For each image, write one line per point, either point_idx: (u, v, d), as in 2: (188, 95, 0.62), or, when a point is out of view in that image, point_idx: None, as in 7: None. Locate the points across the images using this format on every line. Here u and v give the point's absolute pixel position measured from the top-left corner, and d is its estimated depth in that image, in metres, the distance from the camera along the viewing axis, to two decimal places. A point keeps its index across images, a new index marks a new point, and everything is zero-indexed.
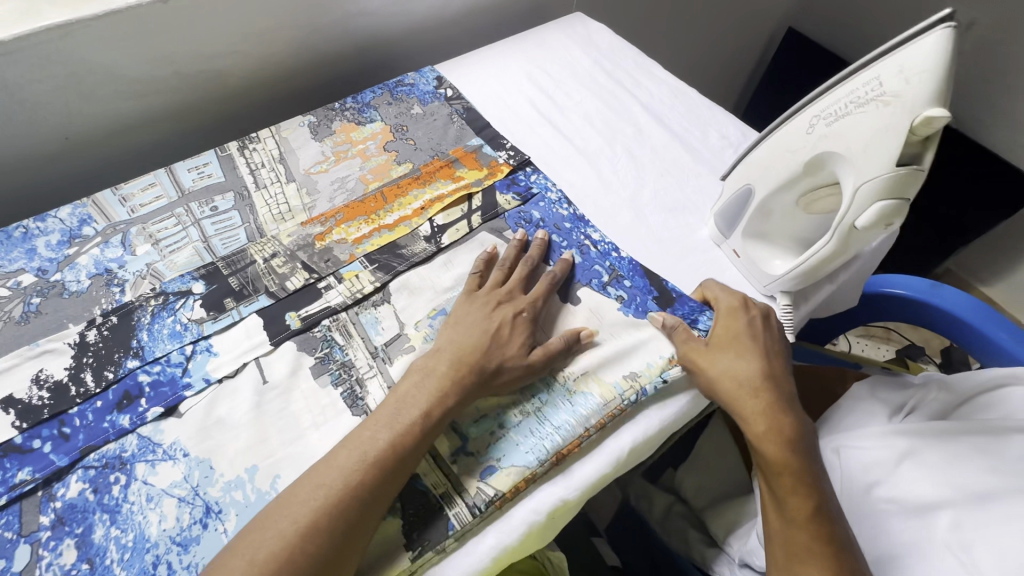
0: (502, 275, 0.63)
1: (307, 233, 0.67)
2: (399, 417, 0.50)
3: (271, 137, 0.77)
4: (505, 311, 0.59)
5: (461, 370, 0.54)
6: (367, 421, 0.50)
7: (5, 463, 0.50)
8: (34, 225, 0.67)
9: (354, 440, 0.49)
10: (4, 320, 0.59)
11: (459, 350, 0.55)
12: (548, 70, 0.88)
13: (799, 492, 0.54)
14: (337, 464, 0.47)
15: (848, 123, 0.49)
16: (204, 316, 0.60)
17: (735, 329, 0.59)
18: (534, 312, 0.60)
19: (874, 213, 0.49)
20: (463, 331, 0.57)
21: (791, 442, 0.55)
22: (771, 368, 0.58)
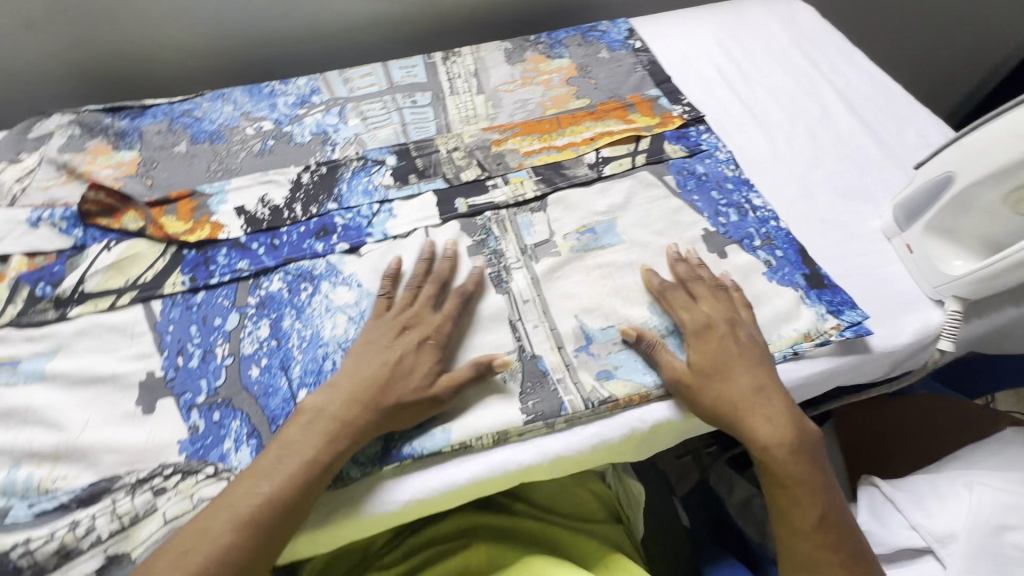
0: (412, 295, 0.58)
1: (486, 138, 0.75)
2: (277, 469, 0.48)
3: (470, 54, 0.85)
4: (406, 339, 0.55)
5: (381, 382, 0.52)
6: (246, 471, 0.48)
7: (233, 253, 0.64)
8: (279, 87, 0.81)
9: (288, 443, 0.49)
10: (248, 152, 0.74)
11: (358, 382, 0.52)
12: (741, 40, 0.87)
13: (801, 504, 0.52)
14: (272, 470, 0.48)
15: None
16: (392, 184, 0.69)
17: (716, 347, 0.55)
18: (439, 342, 0.55)
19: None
20: (370, 356, 0.54)
21: (797, 452, 0.52)
22: (761, 377, 0.54)
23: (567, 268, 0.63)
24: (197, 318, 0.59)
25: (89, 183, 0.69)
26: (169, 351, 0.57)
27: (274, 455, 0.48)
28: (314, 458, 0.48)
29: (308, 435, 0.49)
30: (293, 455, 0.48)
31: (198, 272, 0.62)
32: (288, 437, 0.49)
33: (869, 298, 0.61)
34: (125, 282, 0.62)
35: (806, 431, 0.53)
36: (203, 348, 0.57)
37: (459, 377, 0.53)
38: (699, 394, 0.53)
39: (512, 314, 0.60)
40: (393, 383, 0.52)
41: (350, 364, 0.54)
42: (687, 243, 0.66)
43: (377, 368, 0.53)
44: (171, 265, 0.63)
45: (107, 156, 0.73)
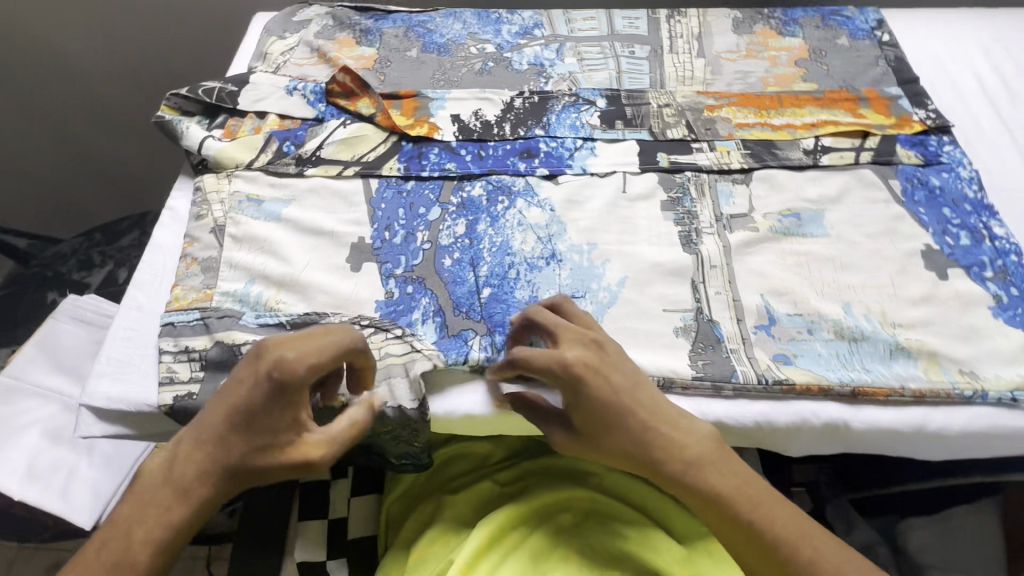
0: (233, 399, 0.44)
1: (700, 101, 0.73)
2: (124, 545, 0.42)
3: (696, 17, 0.83)
4: (238, 383, 0.44)
5: (203, 447, 0.44)
6: (94, 546, 0.43)
7: (443, 155, 0.69)
8: (506, 16, 0.85)
9: (118, 524, 0.43)
10: (470, 68, 0.78)
11: (211, 433, 0.44)
12: (1012, 55, 0.76)
13: (742, 531, 0.47)
14: (94, 560, 0.42)
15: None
16: (598, 125, 0.71)
17: (579, 400, 0.48)
18: (292, 396, 0.43)
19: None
20: (211, 404, 0.45)
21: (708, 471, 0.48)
22: (630, 425, 0.48)
23: (762, 245, 0.61)
24: (405, 203, 0.65)
25: (334, 68, 0.78)
26: (378, 225, 0.64)
27: (100, 540, 0.43)
28: (135, 544, 0.42)
29: (144, 510, 0.43)
30: (126, 531, 0.43)
31: (412, 163, 0.68)
32: (121, 515, 0.44)
33: None
34: (351, 157, 0.69)
35: (702, 434, 0.49)
36: (406, 230, 0.63)
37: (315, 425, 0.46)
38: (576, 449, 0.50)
39: (695, 275, 0.59)
40: (249, 433, 0.43)
41: (194, 420, 0.46)
42: (903, 254, 0.60)
43: (211, 427, 0.44)
44: (391, 152, 0.70)
45: (351, 48, 0.81)
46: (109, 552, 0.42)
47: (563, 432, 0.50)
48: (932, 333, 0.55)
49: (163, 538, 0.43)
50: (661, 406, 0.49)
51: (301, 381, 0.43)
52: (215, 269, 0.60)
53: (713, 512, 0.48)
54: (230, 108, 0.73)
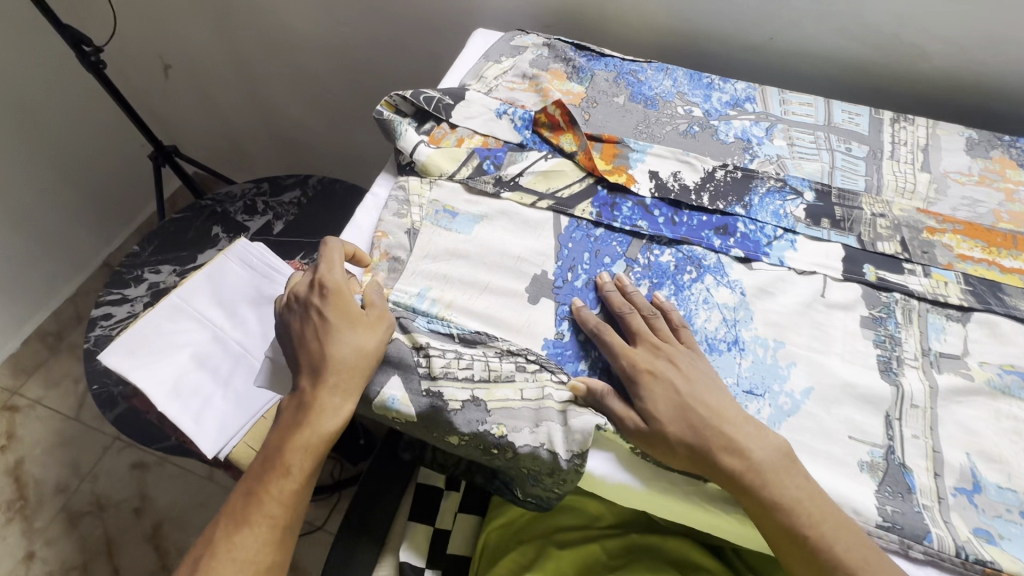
0: (310, 329, 0.58)
1: (919, 219, 0.68)
2: (279, 452, 0.55)
3: (925, 127, 0.78)
4: (309, 312, 0.58)
5: (315, 376, 0.56)
6: (257, 461, 0.56)
7: (635, 209, 0.69)
8: (717, 82, 0.84)
9: (272, 446, 0.56)
10: (674, 128, 0.78)
11: (314, 359, 0.56)
12: None
13: (794, 533, 0.48)
14: (260, 472, 0.55)
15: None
16: (803, 219, 0.67)
17: (653, 386, 0.53)
18: (337, 299, 0.58)
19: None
20: (307, 345, 0.57)
21: (758, 473, 0.49)
22: (696, 415, 0.51)
23: (973, 397, 0.55)
24: (591, 248, 0.65)
25: (543, 98, 0.80)
26: (562, 263, 0.64)
27: (261, 460, 0.56)
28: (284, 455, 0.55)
29: (286, 428, 0.56)
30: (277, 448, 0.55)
31: (604, 211, 0.68)
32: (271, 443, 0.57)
33: None
34: (546, 189, 0.70)
35: (771, 445, 0.50)
36: (588, 275, 0.63)
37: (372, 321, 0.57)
38: (651, 443, 0.51)
39: (891, 410, 0.54)
40: (330, 337, 0.56)
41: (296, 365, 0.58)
42: None
43: (312, 359, 0.56)
44: (585, 194, 0.70)
45: (561, 82, 0.83)
46: (269, 465, 0.55)
47: (635, 417, 0.52)
48: None
49: (313, 445, 0.55)
50: (723, 405, 0.52)
51: (342, 285, 0.59)
52: (401, 270, 0.64)
53: (768, 519, 0.49)
54: (442, 118, 0.77)
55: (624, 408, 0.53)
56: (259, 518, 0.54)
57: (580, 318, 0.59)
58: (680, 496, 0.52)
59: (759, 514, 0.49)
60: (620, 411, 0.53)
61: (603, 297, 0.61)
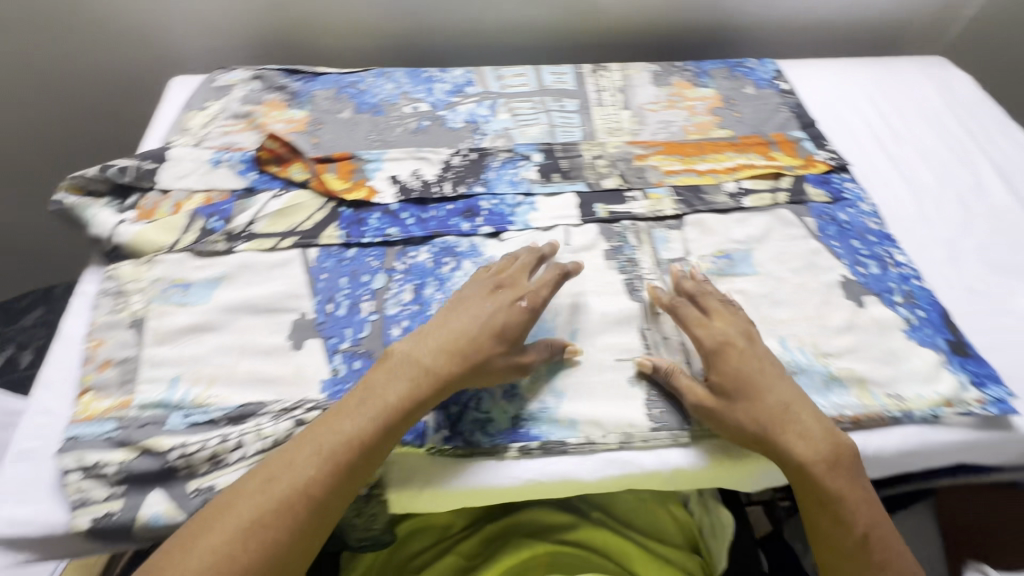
0: (491, 313, 0.55)
1: (629, 151, 0.77)
2: (369, 405, 0.49)
3: (618, 71, 0.88)
4: (497, 297, 0.56)
5: (473, 350, 0.52)
6: (336, 408, 0.50)
7: (384, 218, 0.68)
8: (436, 74, 0.86)
9: (370, 387, 0.50)
10: (404, 128, 0.78)
11: (456, 333, 0.53)
12: (892, 97, 0.87)
13: (842, 521, 0.49)
14: (352, 410, 0.49)
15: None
16: (537, 180, 0.72)
17: (732, 369, 0.53)
18: (534, 299, 0.56)
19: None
20: (466, 321, 0.54)
21: (832, 468, 0.50)
22: (796, 419, 0.52)
23: None
24: (347, 272, 0.63)
25: (263, 134, 0.75)
26: (321, 296, 0.61)
27: (359, 396, 0.50)
28: (386, 406, 0.49)
29: (396, 378, 0.51)
30: (375, 396, 0.50)
31: (352, 230, 0.67)
32: (375, 379, 0.51)
33: (1009, 385, 0.58)
34: (287, 227, 0.67)
35: (843, 442, 0.52)
36: (350, 299, 0.61)
37: (538, 357, 0.55)
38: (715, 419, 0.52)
39: (643, 322, 0.61)
40: (494, 335, 0.54)
41: (438, 323, 0.54)
42: (826, 285, 0.65)
43: (463, 333, 0.53)
44: (329, 219, 0.68)
45: (280, 111, 0.79)
46: (366, 405, 0.49)
47: (701, 394, 0.53)
48: (859, 359, 0.59)
49: (400, 413, 0.49)
50: (795, 395, 0.53)
51: (538, 303, 0.57)
52: (132, 372, 0.55)
53: (826, 513, 0.50)
54: (146, 187, 0.68)
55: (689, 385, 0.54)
56: (305, 472, 0.46)
57: (655, 295, 0.61)
58: (474, 483, 0.52)
59: (816, 506, 0.50)
60: (687, 387, 0.54)
61: (675, 284, 0.61)
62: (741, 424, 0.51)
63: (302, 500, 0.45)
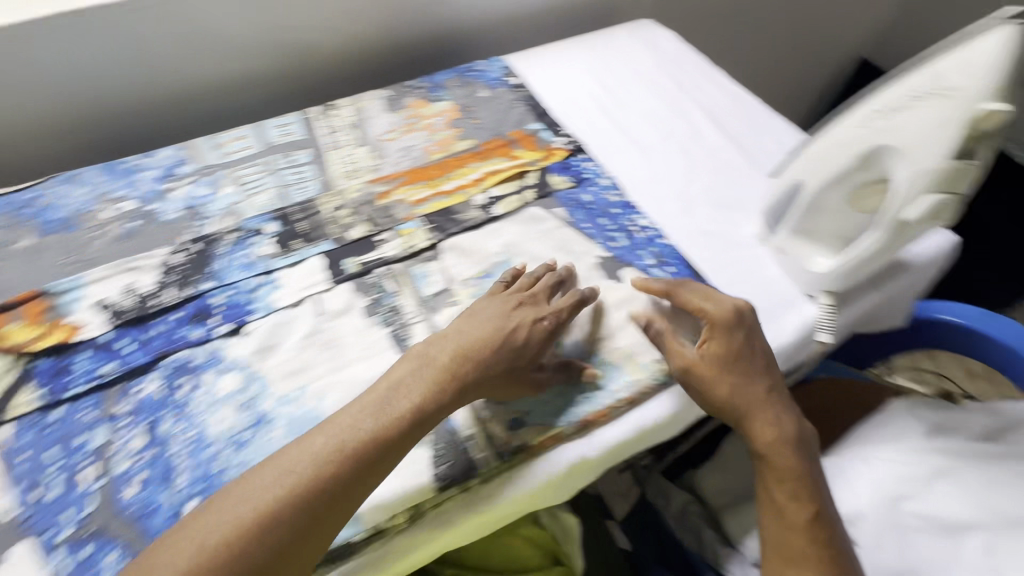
0: (525, 326, 0.55)
1: (372, 191, 0.73)
2: (388, 408, 0.48)
3: (349, 105, 0.84)
4: (524, 312, 0.56)
5: (494, 364, 0.52)
6: (352, 405, 0.49)
7: (95, 356, 0.57)
8: (139, 162, 0.75)
9: (389, 380, 0.50)
10: (107, 237, 0.67)
11: (475, 341, 0.53)
12: (612, 68, 0.92)
13: (798, 498, 0.54)
14: (370, 407, 0.48)
15: (931, 105, 0.49)
16: (275, 253, 0.66)
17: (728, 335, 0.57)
18: (557, 320, 0.57)
19: (925, 216, 0.52)
20: (487, 331, 0.54)
21: (796, 449, 0.56)
22: (776, 395, 0.57)
23: None
24: (56, 439, 0.52)
25: None
26: (25, 482, 0.50)
27: (383, 394, 0.49)
28: (404, 410, 0.48)
29: (417, 379, 0.50)
30: (401, 396, 0.49)
31: (53, 384, 0.55)
32: (398, 375, 0.50)
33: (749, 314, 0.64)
34: None
35: (805, 434, 0.58)
36: (65, 473, 0.51)
37: (551, 376, 0.57)
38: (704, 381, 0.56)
39: None
40: (515, 353, 0.54)
41: (461, 326, 0.55)
42: (585, 272, 0.66)
43: (482, 335, 0.53)
44: (20, 382, 0.55)
45: None
46: (378, 399, 0.49)
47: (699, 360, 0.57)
48: (625, 336, 0.61)
49: (414, 414, 0.49)
50: (772, 378, 0.58)
51: (559, 318, 0.57)
52: None
53: (781, 488, 0.54)
54: None
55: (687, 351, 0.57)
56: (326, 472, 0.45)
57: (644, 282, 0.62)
58: None
59: (776, 480, 0.55)
60: (679, 356, 0.57)
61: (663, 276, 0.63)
62: (727, 398, 0.56)
63: (323, 486, 0.44)
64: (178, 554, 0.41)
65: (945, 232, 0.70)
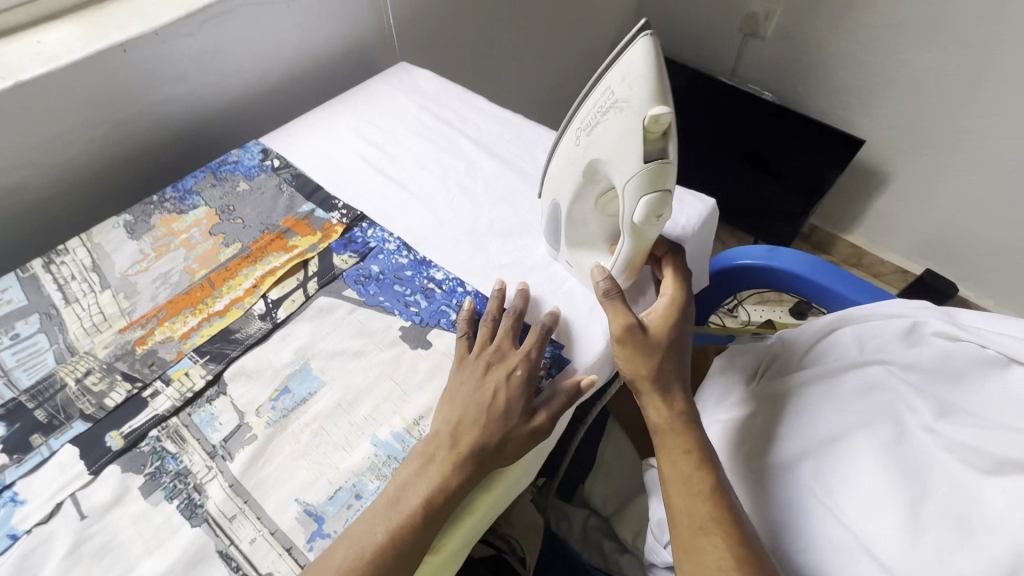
0: (504, 379, 0.56)
1: (127, 339, 0.63)
2: (400, 507, 0.49)
3: (81, 245, 0.72)
4: (496, 371, 0.57)
5: (485, 435, 0.53)
6: (366, 513, 0.49)
7: None
8: None
9: (399, 482, 0.51)
10: None
11: (463, 418, 0.54)
12: (376, 123, 0.90)
13: (701, 467, 0.51)
14: (382, 513, 0.49)
15: (621, 115, 0.52)
16: (7, 462, 0.53)
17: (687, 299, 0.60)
18: (528, 364, 0.58)
19: (649, 217, 0.54)
20: (470, 405, 0.55)
21: (695, 424, 0.54)
22: (684, 357, 0.57)
23: (269, 448, 0.55)
24: None
25: None
26: None
27: (392, 496, 0.50)
28: (414, 506, 0.49)
29: (422, 474, 0.51)
30: (411, 491, 0.50)
31: None
32: (400, 477, 0.51)
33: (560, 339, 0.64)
34: None
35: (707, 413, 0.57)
36: None
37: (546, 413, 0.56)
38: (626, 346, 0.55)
39: (220, 542, 0.50)
40: (495, 417, 0.54)
41: (446, 401, 0.56)
42: (390, 350, 0.63)
43: (470, 407, 0.54)
44: None
45: None
46: (387, 504, 0.49)
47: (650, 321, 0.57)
48: None
49: (425, 509, 0.49)
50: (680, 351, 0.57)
51: (532, 364, 0.58)
52: None
53: (682, 458, 0.52)
54: None
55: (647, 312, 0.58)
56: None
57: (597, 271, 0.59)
58: None
59: (679, 452, 0.52)
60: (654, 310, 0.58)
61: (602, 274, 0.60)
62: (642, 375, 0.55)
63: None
64: None
65: (702, 197, 0.78)
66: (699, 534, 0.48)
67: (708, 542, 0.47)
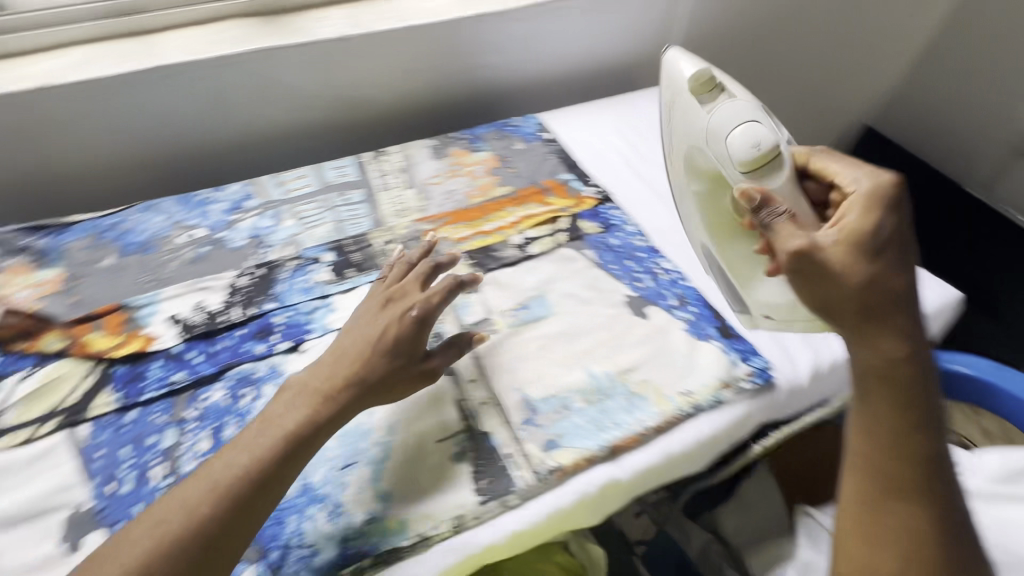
0: (398, 316, 0.59)
1: (419, 228, 0.80)
2: (268, 430, 0.52)
3: (399, 152, 0.93)
4: (394, 310, 0.60)
5: (368, 366, 0.56)
6: (256, 426, 0.52)
7: (166, 365, 0.63)
8: (210, 195, 0.83)
9: (273, 410, 0.53)
10: (180, 261, 0.74)
11: (352, 355, 0.57)
12: (635, 128, 1.01)
13: (907, 413, 0.48)
14: (295, 435, 0.51)
15: (680, 106, 0.70)
16: (330, 279, 0.72)
17: (885, 213, 0.53)
18: (425, 307, 0.59)
19: (749, 152, 0.62)
20: (364, 337, 0.58)
21: (904, 360, 0.49)
22: (891, 268, 0.51)
23: (505, 343, 0.67)
24: (129, 438, 0.57)
25: (6, 309, 0.66)
26: (98, 478, 0.54)
27: (258, 427, 0.52)
28: (295, 428, 0.52)
29: (299, 403, 0.53)
30: (284, 416, 0.53)
31: (129, 389, 0.61)
32: (327, 400, 0.54)
33: (767, 356, 0.69)
34: (44, 410, 0.59)
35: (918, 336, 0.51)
36: (136, 470, 0.55)
37: (442, 362, 0.60)
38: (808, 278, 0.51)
39: (458, 394, 0.62)
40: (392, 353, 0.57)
41: (350, 326, 0.60)
42: (613, 308, 0.72)
43: (387, 339, 0.58)
44: (100, 385, 0.61)
45: (27, 277, 0.71)
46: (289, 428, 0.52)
47: (833, 247, 0.51)
48: (651, 368, 0.66)
49: (295, 431, 0.52)
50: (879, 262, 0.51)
51: (427, 313, 0.59)
52: None
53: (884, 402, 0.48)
54: None
55: (827, 235, 0.53)
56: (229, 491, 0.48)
57: (744, 194, 0.58)
58: None
59: (882, 390, 0.48)
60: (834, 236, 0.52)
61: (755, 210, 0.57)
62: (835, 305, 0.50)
63: (192, 543, 0.45)
64: (115, 556, 0.45)
65: (949, 287, 0.76)
66: (895, 498, 0.46)
67: (893, 505, 0.46)
